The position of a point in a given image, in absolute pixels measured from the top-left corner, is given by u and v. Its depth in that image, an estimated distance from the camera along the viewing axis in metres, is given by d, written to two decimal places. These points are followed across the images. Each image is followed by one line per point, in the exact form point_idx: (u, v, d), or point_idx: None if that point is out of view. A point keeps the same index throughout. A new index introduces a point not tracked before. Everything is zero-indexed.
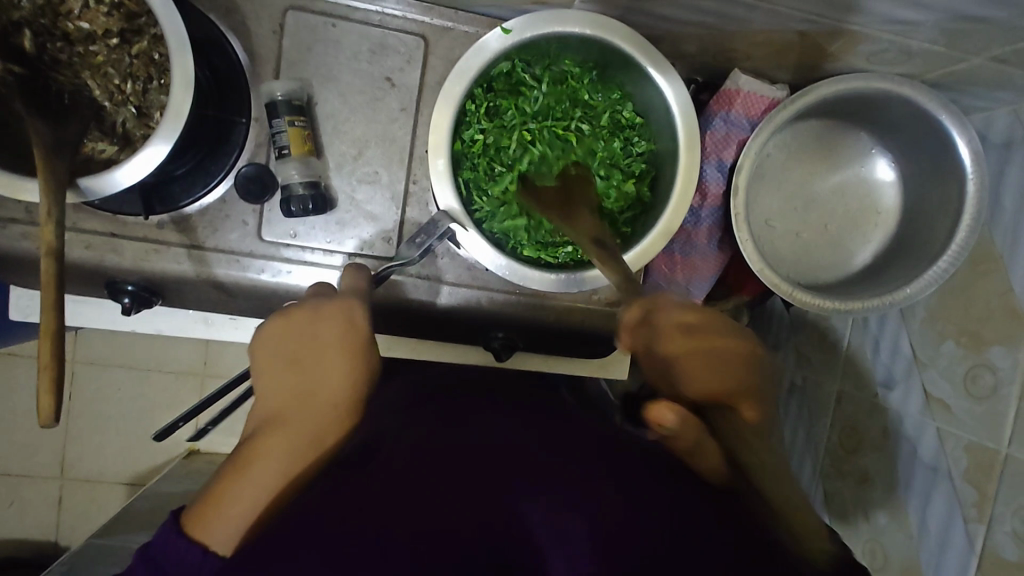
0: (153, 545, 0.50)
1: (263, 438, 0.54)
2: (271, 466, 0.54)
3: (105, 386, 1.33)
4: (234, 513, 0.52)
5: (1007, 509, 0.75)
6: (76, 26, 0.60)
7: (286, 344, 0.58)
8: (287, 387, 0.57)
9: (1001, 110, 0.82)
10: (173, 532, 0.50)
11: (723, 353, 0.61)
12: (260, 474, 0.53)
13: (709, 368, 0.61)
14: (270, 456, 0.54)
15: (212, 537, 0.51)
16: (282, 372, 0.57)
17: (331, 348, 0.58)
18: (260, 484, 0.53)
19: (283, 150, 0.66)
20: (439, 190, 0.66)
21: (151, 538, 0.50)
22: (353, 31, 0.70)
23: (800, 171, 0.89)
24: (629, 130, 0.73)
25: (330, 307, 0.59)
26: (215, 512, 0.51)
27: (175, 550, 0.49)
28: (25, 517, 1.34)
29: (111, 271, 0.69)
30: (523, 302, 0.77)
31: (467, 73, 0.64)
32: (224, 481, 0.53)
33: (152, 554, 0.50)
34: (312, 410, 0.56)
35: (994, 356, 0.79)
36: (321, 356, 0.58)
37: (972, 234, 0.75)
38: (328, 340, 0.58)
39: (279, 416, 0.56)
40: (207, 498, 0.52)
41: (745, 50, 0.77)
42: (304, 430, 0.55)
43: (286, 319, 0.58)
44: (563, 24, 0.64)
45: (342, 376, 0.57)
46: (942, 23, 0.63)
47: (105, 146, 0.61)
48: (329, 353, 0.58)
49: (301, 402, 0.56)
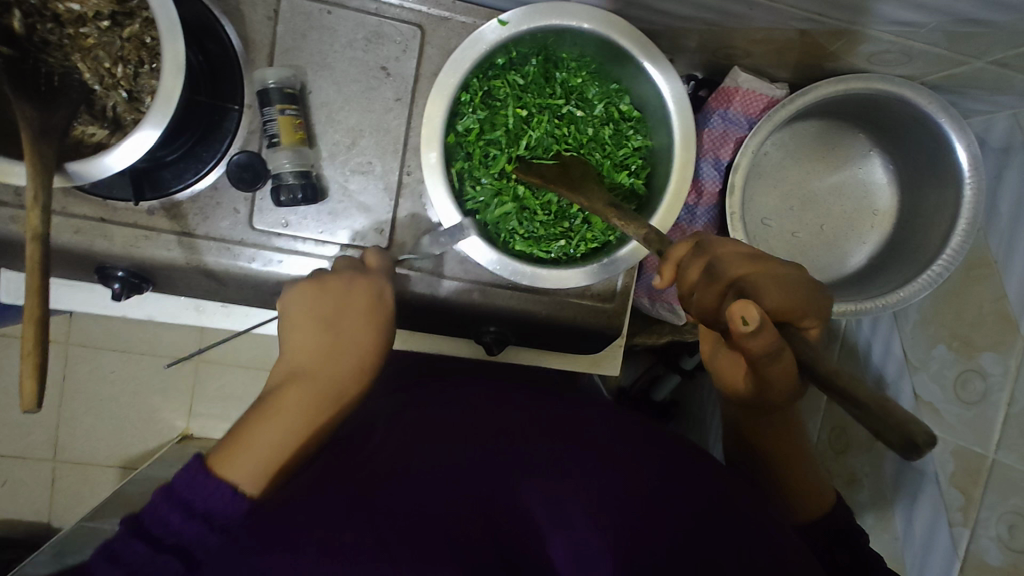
0: (177, 484, 0.50)
1: (294, 387, 0.58)
2: (300, 413, 0.57)
3: (98, 369, 1.33)
4: (262, 453, 0.54)
5: (993, 514, 0.76)
6: (67, 7, 0.59)
7: (316, 305, 0.62)
8: (313, 343, 0.61)
9: (1001, 114, 0.81)
10: (200, 471, 0.51)
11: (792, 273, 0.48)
12: (287, 417, 0.56)
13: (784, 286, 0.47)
14: (299, 402, 0.57)
15: (241, 472, 0.53)
16: (311, 330, 0.61)
17: (358, 312, 0.63)
18: (290, 427, 0.56)
19: (274, 138, 0.66)
20: (431, 183, 0.65)
21: (176, 476, 0.50)
22: (348, 18, 0.69)
23: (798, 170, 0.88)
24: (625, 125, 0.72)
25: (364, 278, 0.65)
26: (245, 448, 0.54)
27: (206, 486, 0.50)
28: (18, 497, 1.34)
29: (101, 257, 0.68)
30: (514, 296, 0.76)
31: (461, 65, 0.63)
32: (252, 421, 0.56)
33: (177, 490, 0.50)
34: (334, 365, 0.60)
35: (985, 361, 0.79)
36: (347, 316, 0.62)
37: (968, 239, 0.75)
38: (357, 304, 0.63)
39: (304, 371, 0.59)
40: (236, 436, 0.55)
41: (745, 47, 0.77)
42: (329, 379, 0.59)
43: (322, 282, 0.63)
44: (561, 17, 0.63)
45: (366, 335, 0.63)
46: (944, 25, 0.62)
47: (95, 129, 0.61)
48: (357, 315, 0.63)
49: (325, 357, 0.60)
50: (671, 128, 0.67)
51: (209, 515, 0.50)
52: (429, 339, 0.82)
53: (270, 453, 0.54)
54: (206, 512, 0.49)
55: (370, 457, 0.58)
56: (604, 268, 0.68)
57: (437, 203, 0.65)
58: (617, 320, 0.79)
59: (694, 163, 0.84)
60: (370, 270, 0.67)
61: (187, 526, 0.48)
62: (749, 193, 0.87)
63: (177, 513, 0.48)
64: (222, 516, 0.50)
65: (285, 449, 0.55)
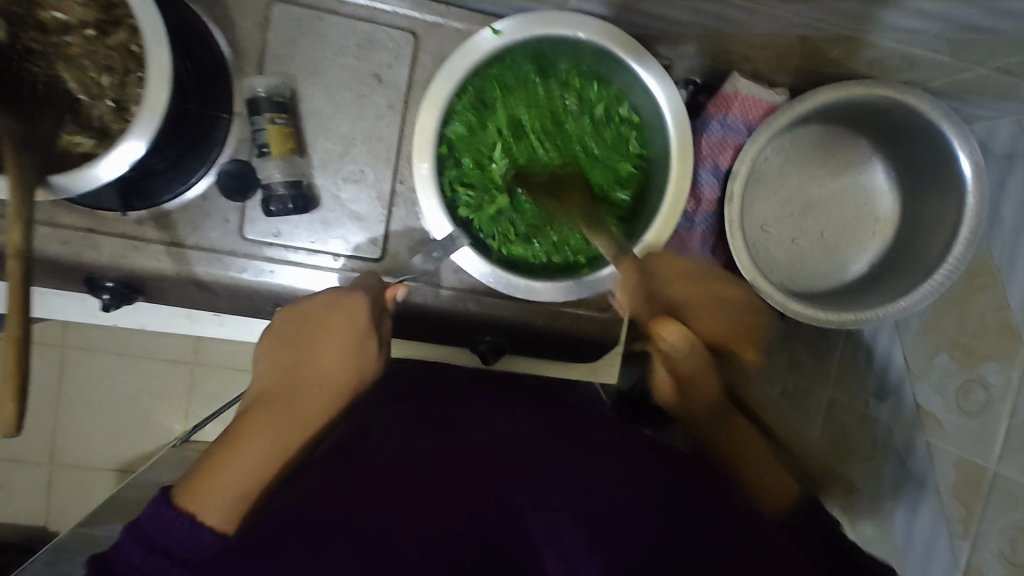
0: (143, 519, 0.50)
1: (264, 411, 0.57)
2: (270, 438, 0.56)
3: (94, 373, 1.32)
4: (233, 483, 0.53)
5: (994, 527, 0.75)
6: (51, 16, 0.59)
7: (293, 329, 0.63)
8: (286, 370, 0.61)
9: (1005, 120, 0.80)
10: (163, 502, 0.51)
11: (733, 304, 0.68)
12: (258, 444, 0.55)
13: (712, 311, 0.67)
14: (265, 429, 0.56)
15: (206, 505, 0.51)
16: (283, 355, 0.62)
17: (336, 335, 0.62)
18: (255, 456, 0.55)
19: (263, 147, 0.65)
20: (422, 195, 0.64)
21: (140, 512, 0.50)
22: (340, 24, 0.68)
23: (798, 177, 0.87)
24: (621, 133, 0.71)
25: (347, 297, 0.63)
26: (214, 478, 0.53)
27: (166, 519, 0.49)
28: (15, 502, 1.34)
29: (90, 267, 0.67)
30: (509, 307, 0.75)
31: (454, 75, 0.63)
32: (222, 450, 0.55)
33: (141, 526, 0.49)
34: (305, 392, 0.60)
35: (987, 371, 0.78)
36: (324, 341, 0.62)
37: (970, 248, 0.73)
38: (338, 329, 0.62)
39: (274, 395, 0.59)
40: (205, 468, 0.53)
41: (744, 53, 0.75)
42: (299, 406, 0.58)
43: (301, 307, 0.64)
44: (557, 25, 0.62)
45: (341, 360, 0.62)
46: (946, 33, 0.61)
47: (82, 138, 0.59)
48: (335, 341, 0.62)
49: (298, 385, 0.60)
50: (668, 137, 0.66)
51: (170, 550, 0.49)
52: (424, 348, 0.81)
53: (242, 483, 0.53)
54: (165, 547, 0.49)
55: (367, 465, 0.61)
56: (594, 282, 0.67)
57: (428, 215, 0.65)
58: (613, 328, 0.78)
59: (693, 170, 0.83)
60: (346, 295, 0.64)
61: (148, 559, 0.48)
62: (748, 201, 0.86)
63: (138, 545, 0.48)
64: (183, 551, 0.49)
65: (255, 480, 0.54)
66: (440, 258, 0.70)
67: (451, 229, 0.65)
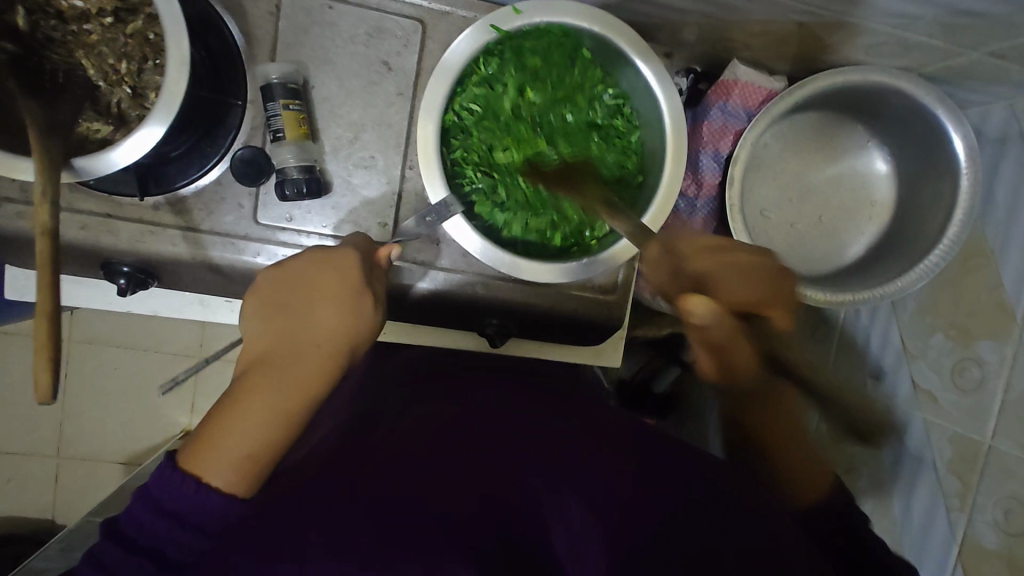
0: (151, 484, 0.51)
1: (259, 370, 0.57)
2: (267, 399, 0.55)
3: (101, 366, 1.33)
4: (234, 449, 0.52)
5: (989, 499, 0.78)
6: (69, 3, 0.60)
7: (283, 289, 0.62)
8: (280, 333, 0.60)
9: (997, 105, 0.82)
10: (168, 467, 0.51)
11: (756, 266, 0.54)
12: (254, 407, 0.55)
13: (744, 277, 0.53)
14: (263, 392, 0.55)
15: (211, 471, 0.51)
16: (272, 316, 0.61)
17: (332, 296, 0.61)
18: (255, 422, 0.54)
19: (278, 133, 0.67)
20: (425, 162, 0.66)
21: (148, 477, 0.50)
22: (350, 13, 0.69)
23: (797, 161, 0.89)
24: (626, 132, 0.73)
25: (343, 254, 0.63)
26: (215, 444, 0.52)
27: (173, 484, 0.50)
28: (24, 494, 1.35)
29: (106, 252, 0.69)
30: (515, 290, 0.77)
31: (472, 45, 0.64)
32: (220, 415, 0.54)
33: (150, 491, 0.50)
34: (302, 354, 0.58)
35: (983, 349, 0.80)
36: (319, 301, 0.61)
37: (964, 229, 0.75)
38: (333, 284, 0.61)
39: (269, 355, 0.58)
40: (205, 434, 0.53)
41: (744, 40, 0.77)
42: (294, 370, 0.57)
43: (300, 262, 0.63)
44: (572, 16, 0.65)
45: (337, 317, 0.60)
46: (940, 17, 0.63)
47: (100, 125, 0.61)
48: (330, 298, 0.61)
49: (291, 349, 0.58)
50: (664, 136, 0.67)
51: (180, 513, 0.49)
52: (432, 332, 0.82)
53: (241, 447, 0.53)
54: (175, 510, 0.49)
55: (382, 443, 0.60)
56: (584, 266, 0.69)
57: (429, 180, 0.66)
58: (615, 312, 0.79)
59: (694, 156, 0.85)
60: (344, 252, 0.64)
61: (160, 522, 0.49)
62: (748, 182, 0.88)
63: (149, 510, 0.49)
64: (193, 513, 0.50)
65: (258, 443, 0.54)
66: (433, 226, 0.68)
67: (445, 195, 0.66)
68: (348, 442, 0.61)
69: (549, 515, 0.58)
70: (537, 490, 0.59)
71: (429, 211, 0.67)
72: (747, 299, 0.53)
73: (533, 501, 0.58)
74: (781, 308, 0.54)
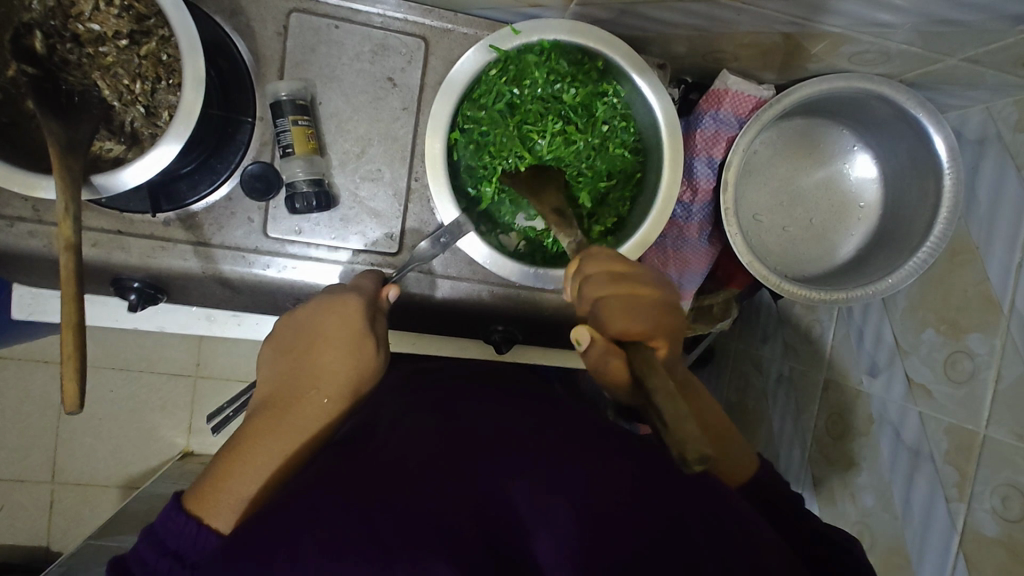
0: (158, 526, 0.53)
1: (267, 418, 0.59)
2: (266, 452, 0.57)
3: (97, 388, 1.32)
4: (235, 496, 0.55)
5: (986, 487, 0.78)
6: (87, 27, 0.61)
7: (286, 339, 0.65)
8: (286, 378, 0.63)
9: (975, 109, 0.86)
10: (174, 509, 0.53)
11: (649, 299, 0.59)
12: (259, 455, 0.57)
13: (634, 308, 0.58)
14: (267, 440, 0.57)
15: (211, 515, 0.53)
16: (279, 364, 0.64)
17: (332, 341, 0.63)
18: (257, 472, 0.56)
19: (287, 148, 0.68)
20: (432, 172, 0.68)
21: (154, 518, 0.53)
22: (354, 32, 0.72)
23: (787, 165, 0.92)
24: (627, 138, 0.74)
25: (342, 298, 0.65)
26: (220, 490, 0.55)
27: (176, 524, 0.53)
28: (18, 522, 1.33)
29: (118, 269, 0.70)
30: (522, 297, 0.79)
31: (472, 65, 0.68)
32: (225, 463, 0.56)
33: (157, 531, 0.53)
34: (309, 398, 0.61)
35: (972, 342, 0.82)
36: (322, 348, 0.63)
37: (950, 227, 0.78)
38: (333, 331, 0.63)
39: (274, 404, 0.61)
40: (212, 477, 0.56)
41: (733, 51, 0.80)
42: (296, 417, 0.59)
43: (306, 308, 0.66)
44: (566, 34, 0.67)
45: (343, 357, 0.63)
46: (918, 26, 0.66)
47: (113, 145, 0.63)
48: (331, 344, 0.63)
49: (294, 391, 0.61)
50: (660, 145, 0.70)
51: (181, 553, 0.52)
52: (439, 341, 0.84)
53: (245, 497, 0.55)
54: (176, 549, 0.52)
55: (376, 451, 0.57)
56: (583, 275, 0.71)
57: (435, 192, 0.69)
58: None
59: (688, 162, 0.88)
60: (342, 294, 0.65)
61: (161, 561, 0.51)
62: (740, 188, 0.91)
63: (152, 549, 0.51)
64: (193, 553, 0.52)
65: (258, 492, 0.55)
66: (447, 245, 0.69)
67: (457, 216, 0.69)
68: (341, 452, 0.58)
69: (535, 527, 0.53)
70: (522, 503, 0.54)
71: (443, 232, 0.69)
72: (639, 329, 0.57)
73: (518, 516, 0.54)
74: (667, 341, 0.58)
